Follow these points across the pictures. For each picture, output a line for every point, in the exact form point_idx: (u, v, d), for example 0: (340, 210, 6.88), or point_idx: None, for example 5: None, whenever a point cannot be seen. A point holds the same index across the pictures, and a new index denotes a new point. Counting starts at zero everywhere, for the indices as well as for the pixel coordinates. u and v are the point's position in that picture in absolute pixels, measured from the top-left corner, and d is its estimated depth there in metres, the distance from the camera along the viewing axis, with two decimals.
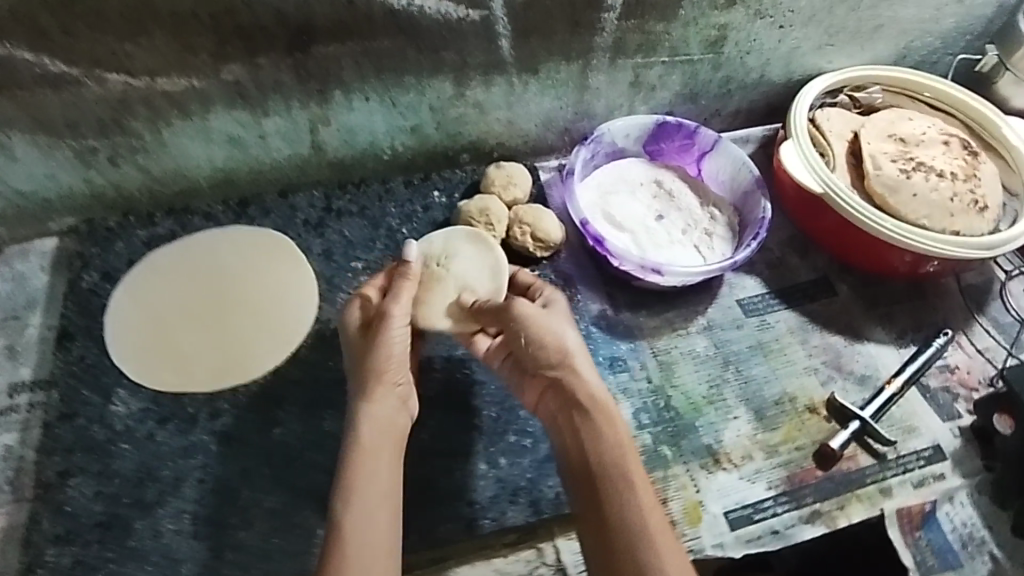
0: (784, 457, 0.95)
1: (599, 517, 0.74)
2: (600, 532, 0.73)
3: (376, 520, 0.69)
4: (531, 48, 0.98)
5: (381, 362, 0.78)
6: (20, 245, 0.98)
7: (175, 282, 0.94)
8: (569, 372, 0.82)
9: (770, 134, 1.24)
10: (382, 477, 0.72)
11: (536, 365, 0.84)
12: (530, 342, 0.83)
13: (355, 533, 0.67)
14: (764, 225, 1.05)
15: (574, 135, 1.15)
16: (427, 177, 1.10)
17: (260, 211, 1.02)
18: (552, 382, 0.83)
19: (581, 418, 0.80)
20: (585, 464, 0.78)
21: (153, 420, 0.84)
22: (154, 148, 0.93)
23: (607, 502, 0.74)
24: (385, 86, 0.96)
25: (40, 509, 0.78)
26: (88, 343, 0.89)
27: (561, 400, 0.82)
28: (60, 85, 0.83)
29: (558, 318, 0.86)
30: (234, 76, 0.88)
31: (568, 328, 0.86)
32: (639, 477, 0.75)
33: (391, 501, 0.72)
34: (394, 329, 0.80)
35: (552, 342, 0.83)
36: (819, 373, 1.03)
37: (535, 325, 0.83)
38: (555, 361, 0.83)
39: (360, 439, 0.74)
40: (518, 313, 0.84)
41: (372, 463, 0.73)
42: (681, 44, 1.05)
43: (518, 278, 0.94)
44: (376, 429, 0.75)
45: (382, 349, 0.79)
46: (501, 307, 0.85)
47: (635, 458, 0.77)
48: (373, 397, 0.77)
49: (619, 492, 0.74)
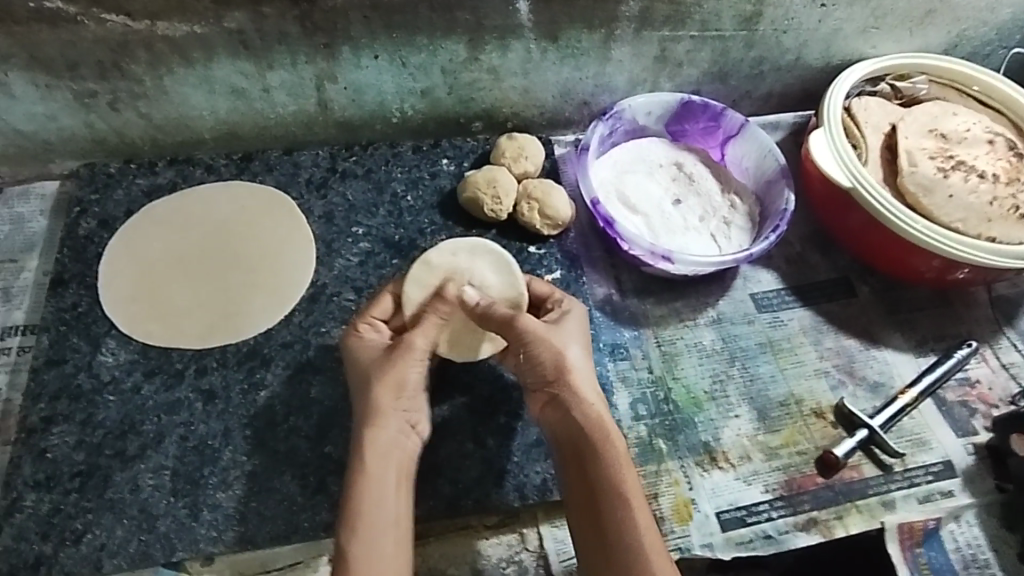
0: (784, 461, 0.91)
1: (598, 548, 0.72)
2: (599, 563, 0.71)
3: (380, 549, 0.68)
4: (551, 12, 0.93)
5: (391, 397, 0.76)
6: (22, 186, 0.97)
7: (174, 237, 0.92)
8: (568, 388, 0.78)
9: (800, 122, 1.18)
10: (387, 505, 0.71)
11: (536, 380, 0.79)
12: (530, 355, 0.79)
13: (361, 561, 0.67)
14: (785, 217, 0.99)
15: (593, 110, 1.09)
16: (437, 143, 1.06)
17: (263, 167, 0.99)
18: (551, 399, 0.79)
19: (579, 438, 0.77)
20: (583, 489, 0.75)
21: (140, 372, 0.83)
22: (156, 94, 0.90)
23: (607, 532, 0.72)
24: (395, 44, 0.91)
25: (22, 453, 0.77)
26: (81, 290, 0.88)
27: (559, 418, 0.78)
28: (59, 22, 0.80)
29: (564, 333, 0.81)
30: (237, 24, 0.85)
31: (570, 340, 0.81)
32: (638, 504, 0.73)
33: (398, 530, 0.70)
34: (407, 365, 0.77)
35: (552, 355, 0.79)
36: (829, 376, 0.99)
37: (537, 337, 0.79)
38: (553, 375, 0.78)
39: (363, 467, 0.72)
40: (523, 326, 0.79)
41: (376, 491, 0.71)
42: (712, 17, 0.99)
43: (535, 290, 0.89)
44: (379, 457, 0.73)
45: (394, 384, 0.76)
46: (508, 320, 0.79)
47: (635, 483, 0.74)
48: (378, 426, 0.74)
49: (619, 523, 0.71)
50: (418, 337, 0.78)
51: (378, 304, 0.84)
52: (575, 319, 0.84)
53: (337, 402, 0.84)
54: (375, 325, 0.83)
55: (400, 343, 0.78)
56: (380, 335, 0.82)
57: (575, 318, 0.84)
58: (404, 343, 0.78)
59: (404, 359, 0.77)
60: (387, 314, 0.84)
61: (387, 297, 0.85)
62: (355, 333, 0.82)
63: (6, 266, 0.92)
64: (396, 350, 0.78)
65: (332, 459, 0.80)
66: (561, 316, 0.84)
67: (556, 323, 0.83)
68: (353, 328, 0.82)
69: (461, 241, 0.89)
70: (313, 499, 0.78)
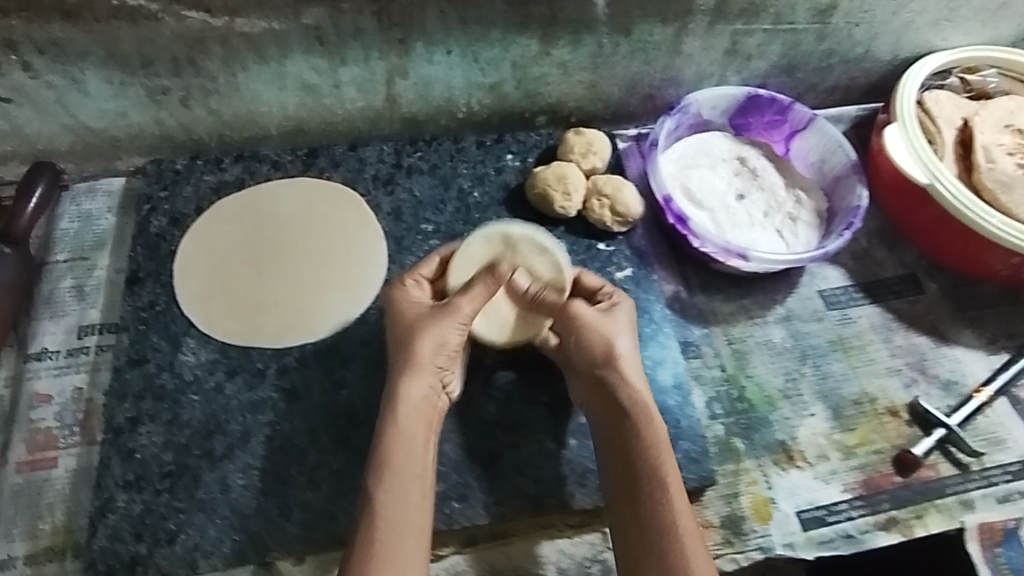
0: (861, 460, 0.91)
1: (634, 530, 0.72)
2: (633, 545, 0.72)
3: (407, 499, 0.71)
4: (627, 5, 0.90)
5: (432, 352, 0.77)
6: (88, 183, 0.96)
7: (246, 231, 0.91)
8: (614, 373, 0.79)
9: (864, 115, 1.15)
10: (416, 457, 0.73)
11: (583, 365, 0.81)
12: (577, 342, 0.81)
13: (388, 511, 0.69)
14: (858, 214, 0.98)
15: (658, 103, 1.07)
16: (500, 138, 1.03)
17: (329, 163, 0.98)
18: (596, 383, 0.80)
19: (621, 422, 0.78)
20: (622, 471, 0.76)
21: (222, 371, 0.82)
22: (227, 91, 0.89)
23: (643, 515, 0.72)
24: (468, 39, 0.89)
25: (111, 454, 0.77)
26: (157, 288, 0.87)
27: (603, 402, 0.79)
28: (137, 19, 0.79)
29: (608, 320, 0.82)
30: (315, 20, 0.83)
31: (616, 327, 0.82)
32: (675, 490, 0.73)
33: (423, 481, 0.73)
34: (448, 326, 0.78)
35: (598, 342, 0.80)
36: (901, 375, 0.98)
37: (584, 324, 0.81)
38: (600, 361, 0.80)
39: (397, 418, 0.74)
40: (571, 313, 0.82)
41: (407, 443, 0.73)
42: (787, 10, 0.96)
43: (586, 280, 0.87)
44: (413, 411, 0.75)
45: (435, 341, 0.77)
46: (559, 305, 0.83)
47: (673, 469, 0.75)
48: (415, 377, 0.76)
49: (654, 505, 0.72)
50: (465, 305, 0.79)
51: (427, 263, 0.84)
52: (626, 310, 0.84)
53: None
54: (421, 283, 0.83)
55: (448, 304, 0.79)
56: (425, 294, 0.82)
57: (619, 305, 0.84)
58: (450, 305, 0.79)
59: (447, 320, 0.78)
60: (434, 274, 0.84)
61: (437, 257, 0.85)
62: (402, 286, 0.82)
63: (78, 264, 0.91)
64: (442, 309, 0.79)
65: None
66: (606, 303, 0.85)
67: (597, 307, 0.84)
68: (399, 282, 0.82)
69: (528, 224, 0.88)
70: None
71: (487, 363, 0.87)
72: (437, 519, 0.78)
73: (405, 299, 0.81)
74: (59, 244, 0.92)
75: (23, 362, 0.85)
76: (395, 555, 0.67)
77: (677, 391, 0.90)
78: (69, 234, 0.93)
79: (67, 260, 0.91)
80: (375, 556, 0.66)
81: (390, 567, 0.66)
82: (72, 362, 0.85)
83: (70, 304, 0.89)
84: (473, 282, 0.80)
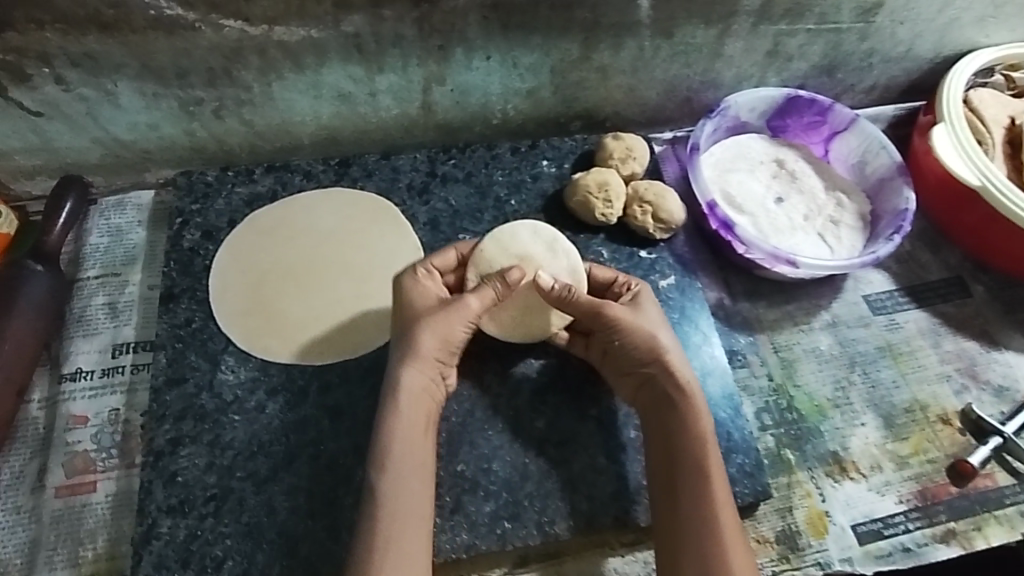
0: (915, 470, 0.88)
1: (674, 525, 0.71)
2: (673, 541, 0.71)
3: (411, 491, 0.69)
4: (671, 7, 0.88)
5: (435, 346, 0.75)
6: (117, 196, 0.94)
7: (284, 246, 0.89)
8: (659, 370, 0.77)
9: (902, 114, 1.13)
10: (418, 448, 0.72)
11: (625, 363, 0.79)
12: (620, 341, 0.78)
13: (391, 500, 0.68)
14: (907, 218, 0.95)
15: (696, 106, 1.05)
16: (535, 144, 1.01)
17: (362, 172, 0.95)
18: (642, 381, 0.79)
19: (670, 418, 0.76)
20: (666, 466, 0.75)
21: (263, 390, 0.80)
22: (262, 101, 0.86)
23: (684, 512, 0.71)
24: (509, 45, 0.87)
25: (152, 478, 0.75)
26: (193, 305, 0.85)
27: (648, 400, 0.78)
28: (174, 30, 0.76)
29: (652, 318, 0.80)
30: (355, 28, 0.80)
31: (660, 326, 0.80)
32: (719, 488, 0.72)
33: (426, 471, 0.71)
34: (454, 322, 0.76)
35: (643, 339, 0.78)
36: (952, 381, 0.96)
37: (627, 324, 0.78)
38: (645, 358, 0.78)
39: (399, 408, 0.72)
40: (610, 315, 0.78)
41: (409, 434, 0.72)
42: (832, 10, 0.94)
43: (597, 276, 0.85)
44: (414, 403, 0.73)
45: (441, 336, 0.75)
46: (593, 310, 0.78)
47: (719, 468, 0.73)
48: (416, 369, 0.74)
49: (696, 504, 0.71)
50: (471, 301, 0.77)
51: (442, 256, 0.83)
52: (652, 303, 0.82)
53: (465, 418, 0.81)
54: (432, 273, 0.81)
55: (456, 299, 0.77)
56: (436, 285, 0.80)
57: (650, 301, 0.82)
58: (458, 299, 0.77)
59: (453, 316, 0.76)
60: (446, 267, 0.83)
61: (453, 251, 0.84)
62: (413, 274, 0.80)
63: (109, 280, 0.89)
64: (449, 304, 0.77)
65: (465, 477, 0.78)
66: (635, 299, 0.82)
67: (634, 305, 0.81)
68: (410, 270, 0.81)
69: (547, 238, 0.85)
70: (451, 519, 0.76)
71: (532, 377, 0.84)
72: (489, 540, 0.75)
73: (416, 290, 0.79)
74: (89, 260, 0.90)
75: (57, 384, 0.83)
76: (401, 545, 0.66)
77: (727, 403, 0.88)
78: (99, 250, 0.91)
79: (98, 277, 0.89)
80: (381, 544, 0.66)
81: (396, 558, 0.65)
82: (107, 382, 0.83)
83: (103, 322, 0.86)
84: (482, 281, 0.79)
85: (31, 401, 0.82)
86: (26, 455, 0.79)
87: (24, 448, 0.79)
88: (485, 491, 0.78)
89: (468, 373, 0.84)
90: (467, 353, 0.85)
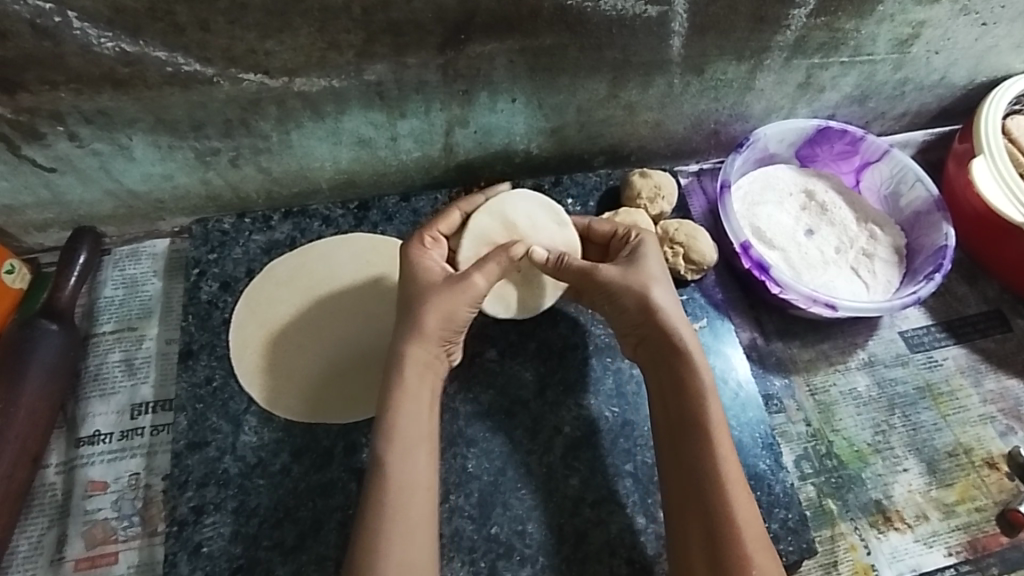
0: (963, 519, 0.86)
1: (680, 488, 0.70)
2: (680, 499, 0.69)
3: (412, 464, 0.68)
4: (703, 45, 0.85)
5: (437, 324, 0.73)
6: (130, 246, 0.91)
7: (300, 297, 0.85)
8: (654, 330, 0.75)
9: (931, 139, 1.11)
10: (422, 421, 0.71)
11: (624, 322, 0.78)
12: (615, 300, 0.77)
13: (399, 471, 0.67)
14: (947, 256, 0.92)
15: (723, 139, 1.01)
16: (558, 181, 0.97)
17: (382, 216, 0.92)
18: (642, 339, 0.77)
19: (663, 373, 0.75)
20: (668, 424, 0.73)
21: (287, 453, 0.77)
22: (280, 149, 0.84)
23: (686, 471, 0.70)
24: (535, 87, 0.84)
25: (176, 550, 0.73)
26: (213, 362, 0.82)
27: (646, 359, 0.77)
28: (189, 84, 0.73)
29: (650, 275, 0.77)
30: (377, 76, 0.77)
31: (657, 281, 0.77)
32: (720, 441, 0.70)
33: (429, 445, 0.70)
34: (457, 303, 0.73)
35: (636, 298, 0.76)
36: (996, 423, 0.93)
37: (622, 283, 0.76)
38: (639, 317, 0.76)
39: (401, 379, 0.71)
40: (601, 273, 0.76)
41: (411, 406, 0.70)
42: (867, 41, 0.90)
43: (597, 231, 0.84)
44: (421, 376, 0.72)
45: (443, 316, 0.73)
46: (586, 269, 0.77)
47: (721, 423, 0.71)
48: (418, 344, 0.73)
49: (698, 465, 0.69)
50: (477, 278, 0.75)
51: (446, 218, 0.80)
52: (655, 257, 0.79)
53: (496, 476, 0.78)
54: (438, 242, 0.80)
55: (461, 275, 0.75)
56: (440, 257, 0.78)
57: (651, 253, 0.79)
58: (464, 276, 0.74)
59: (459, 294, 0.74)
60: (451, 230, 0.81)
61: (456, 212, 0.81)
62: (420, 245, 0.78)
63: (125, 335, 0.86)
64: (453, 280, 0.74)
65: (499, 541, 0.75)
66: (633, 252, 0.79)
67: (632, 260, 0.78)
68: (416, 238, 0.79)
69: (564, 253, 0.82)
70: None
71: (564, 431, 0.82)
72: None
73: (421, 259, 0.77)
74: (104, 314, 0.87)
75: (75, 448, 0.80)
76: (406, 515, 0.65)
77: (767, 452, 0.84)
78: (113, 302, 0.88)
79: (114, 332, 0.86)
80: (386, 516, 0.64)
81: (404, 528, 0.64)
82: (126, 445, 0.80)
83: (119, 380, 0.84)
84: (487, 255, 0.76)
85: (48, 465, 0.80)
86: (44, 525, 0.77)
87: (42, 517, 0.77)
88: (521, 555, 0.75)
89: (498, 429, 0.81)
90: (496, 408, 0.82)
